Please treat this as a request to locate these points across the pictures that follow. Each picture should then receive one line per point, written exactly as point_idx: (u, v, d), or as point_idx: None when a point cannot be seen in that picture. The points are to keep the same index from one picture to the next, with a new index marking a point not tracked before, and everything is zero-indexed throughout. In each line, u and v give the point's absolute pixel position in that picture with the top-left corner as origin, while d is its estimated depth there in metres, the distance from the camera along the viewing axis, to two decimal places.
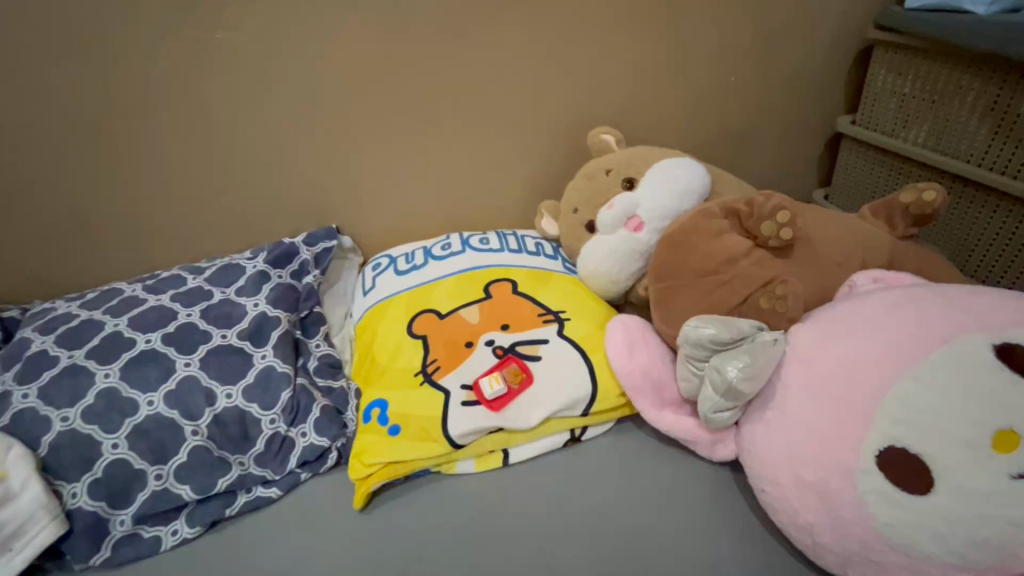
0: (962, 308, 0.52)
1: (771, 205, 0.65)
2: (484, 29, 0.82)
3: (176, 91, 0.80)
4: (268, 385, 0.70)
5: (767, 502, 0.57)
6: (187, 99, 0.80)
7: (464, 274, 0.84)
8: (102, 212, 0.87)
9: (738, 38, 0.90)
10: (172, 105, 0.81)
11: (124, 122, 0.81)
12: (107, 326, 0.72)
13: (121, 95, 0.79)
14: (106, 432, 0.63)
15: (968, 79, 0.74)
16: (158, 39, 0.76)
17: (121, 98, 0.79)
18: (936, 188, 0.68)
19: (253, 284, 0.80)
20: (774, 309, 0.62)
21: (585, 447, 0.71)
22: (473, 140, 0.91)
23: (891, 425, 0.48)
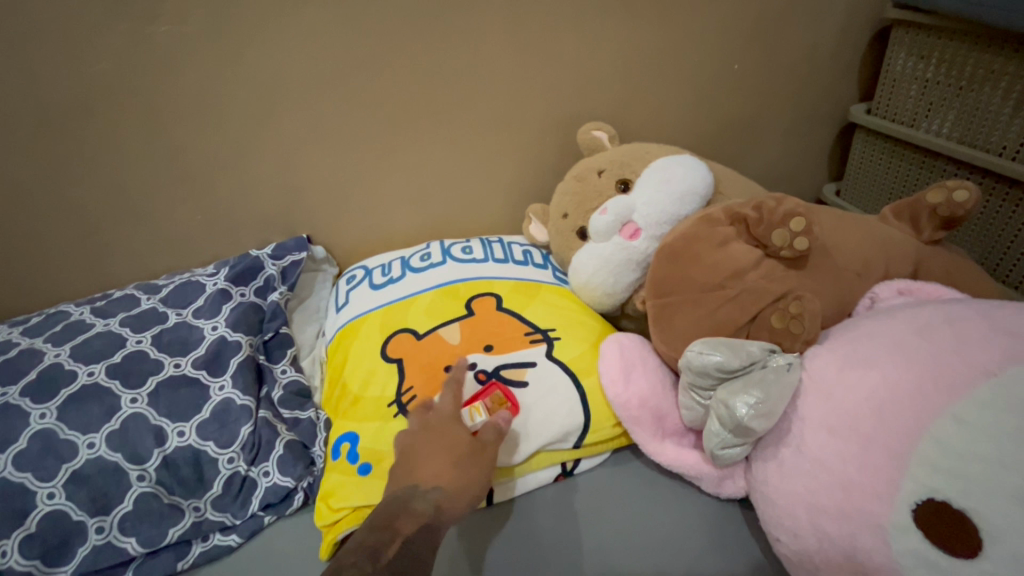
0: (1009, 330, 0.44)
1: (784, 210, 0.57)
2: (460, 17, 0.74)
3: (120, 94, 0.72)
4: (226, 420, 0.64)
5: (784, 553, 0.51)
6: (133, 102, 0.73)
7: (444, 287, 0.77)
8: (49, 228, 0.79)
9: (742, 22, 0.81)
10: (117, 109, 0.73)
11: (65, 130, 0.73)
12: (46, 357, 0.65)
13: (59, 100, 0.71)
14: (40, 480, 0.56)
15: (1000, 63, 0.66)
16: (94, 35, 0.68)
17: (59, 103, 0.71)
18: (970, 185, 0.60)
19: (211, 304, 0.73)
20: (788, 330, 0.55)
21: (578, 481, 0.64)
22: (453, 140, 0.83)
23: (929, 474, 0.41)
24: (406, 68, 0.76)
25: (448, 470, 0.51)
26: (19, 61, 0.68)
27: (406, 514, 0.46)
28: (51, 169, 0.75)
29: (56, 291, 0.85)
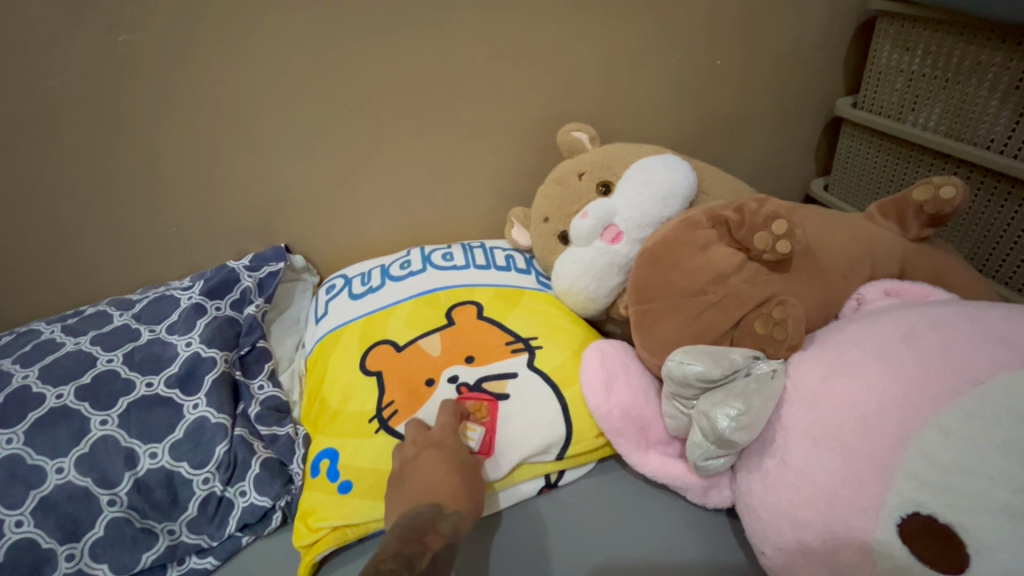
0: (996, 336, 0.42)
1: (765, 212, 0.55)
2: (432, 18, 0.72)
3: (83, 105, 0.70)
4: (200, 440, 0.62)
5: (770, 565, 0.50)
6: (97, 113, 0.70)
7: (423, 296, 0.75)
8: (18, 244, 0.77)
9: (723, 16, 0.79)
10: (81, 121, 0.71)
11: (28, 143, 0.71)
12: (15, 379, 0.64)
13: (20, 113, 0.69)
14: (7, 509, 0.55)
15: (987, 54, 0.65)
16: (51, 45, 0.66)
17: (20, 116, 0.69)
18: (957, 182, 0.58)
19: (185, 319, 0.72)
20: (773, 336, 0.54)
21: (563, 493, 0.62)
22: (430, 144, 0.81)
23: (913, 489, 0.40)
24: (379, 72, 0.74)
25: (457, 487, 0.51)
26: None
27: (433, 530, 0.45)
28: (15, 185, 0.73)
29: (29, 308, 0.83)
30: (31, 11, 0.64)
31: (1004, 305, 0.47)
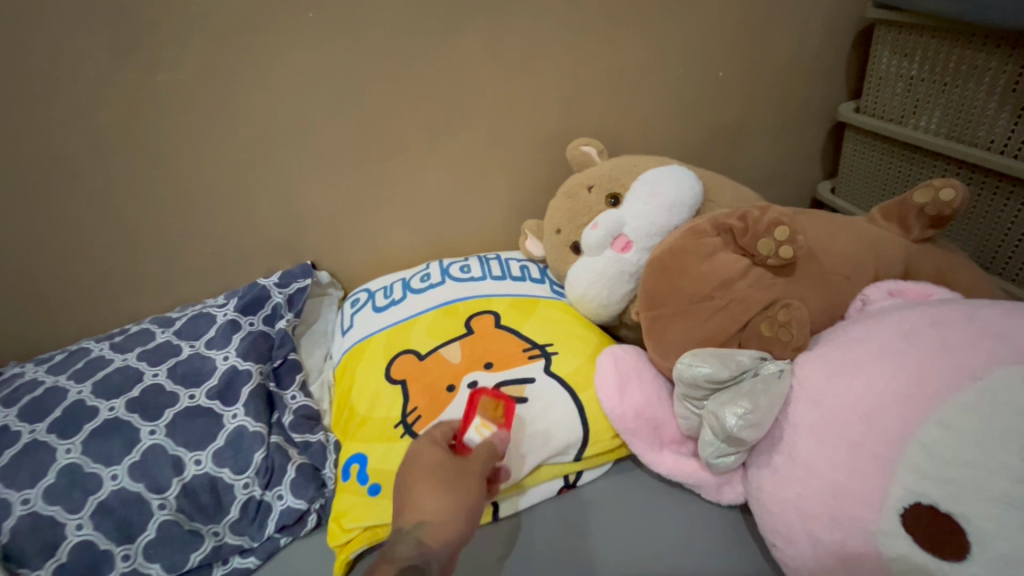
0: (994, 334, 0.44)
1: (768, 220, 0.58)
2: (444, 46, 0.76)
3: (129, 138, 0.76)
4: (240, 447, 0.66)
5: (781, 559, 0.52)
6: (140, 145, 0.76)
7: (443, 307, 0.79)
8: (69, 268, 0.83)
9: (722, 31, 0.83)
10: (126, 153, 0.77)
11: (79, 175, 0.77)
12: (70, 394, 0.69)
13: (72, 148, 0.75)
14: (69, 512, 0.60)
15: (984, 58, 0.66)
16: (100, 85, 0.72)
17: (72, 151, 0.75)
18: (956, 184, 0.60)
19: (222, 335, 0.77)
20: (778, 337, 0.56)
21: (581, 493, 0.65)
22: (446, 163, 0.85)
23: (916, 480, 0.42)
24: (396, 97, 0.79)
25: (431, 496, 0.49)
26: (31, 113, 0.72)
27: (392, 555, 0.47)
28: (63, 212, 0.79)
29: (73, 326, 0.88)
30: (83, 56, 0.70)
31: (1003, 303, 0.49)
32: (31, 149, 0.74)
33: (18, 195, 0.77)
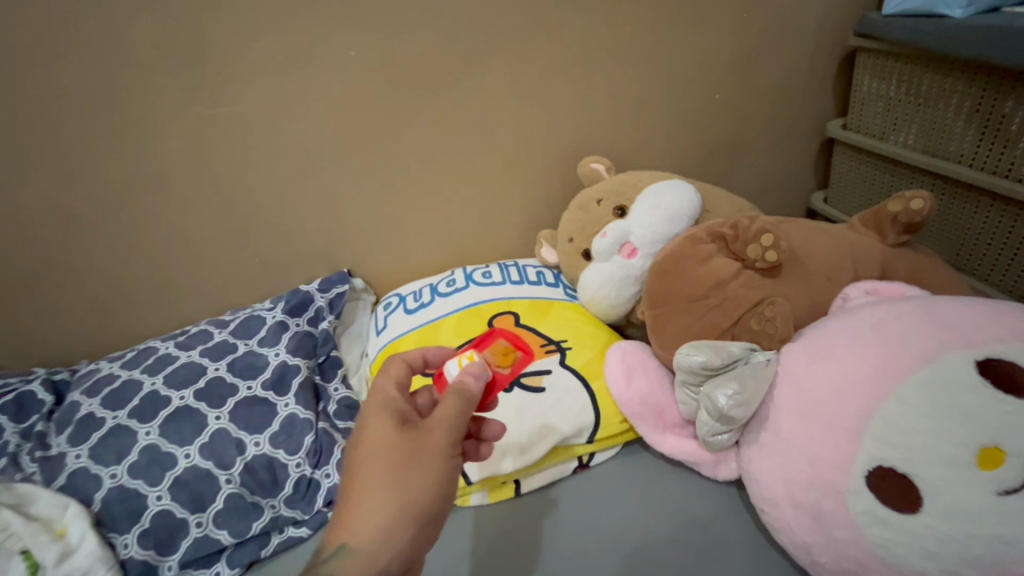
0: (947, 324, 0.52)
1: (756, 228, 0.66)
2: (471, 76, 0.84)
3: (187, 162, 0.82)
4: (293, 431, 0.76)
5: (767, 522, 0.59)
6: (197, 168, 0.83)
7: (468, 309, 0.88)
8: (126, 281, 0.90)
9: (718, 57, 0.92)
10: (182, 176, 0.83)
11: (140, 197, 0.83)
12: (145, 385, 0.79)
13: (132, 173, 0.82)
14: (150, 485, 0.69)
15: (951, 82, 0.74)
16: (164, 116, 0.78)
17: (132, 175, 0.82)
18: (924, 196, 0.67)
19: (273, 334, 0.86)
20: (765, 331, 0.64)
21: (594, 471, 0.74)
22: (470, 180, 0.94)
23: (878, 447, 0.50)
24: (429, 122, 0.86)
25: (361, 507, 0.45)
26: (99, 142, 0.78)
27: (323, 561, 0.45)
28: (125, 230, 0.86)
29: (127, 335, 0.95)
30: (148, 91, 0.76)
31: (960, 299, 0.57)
32: (98, 174, 0.80)
33: (84, 215, 0.83)
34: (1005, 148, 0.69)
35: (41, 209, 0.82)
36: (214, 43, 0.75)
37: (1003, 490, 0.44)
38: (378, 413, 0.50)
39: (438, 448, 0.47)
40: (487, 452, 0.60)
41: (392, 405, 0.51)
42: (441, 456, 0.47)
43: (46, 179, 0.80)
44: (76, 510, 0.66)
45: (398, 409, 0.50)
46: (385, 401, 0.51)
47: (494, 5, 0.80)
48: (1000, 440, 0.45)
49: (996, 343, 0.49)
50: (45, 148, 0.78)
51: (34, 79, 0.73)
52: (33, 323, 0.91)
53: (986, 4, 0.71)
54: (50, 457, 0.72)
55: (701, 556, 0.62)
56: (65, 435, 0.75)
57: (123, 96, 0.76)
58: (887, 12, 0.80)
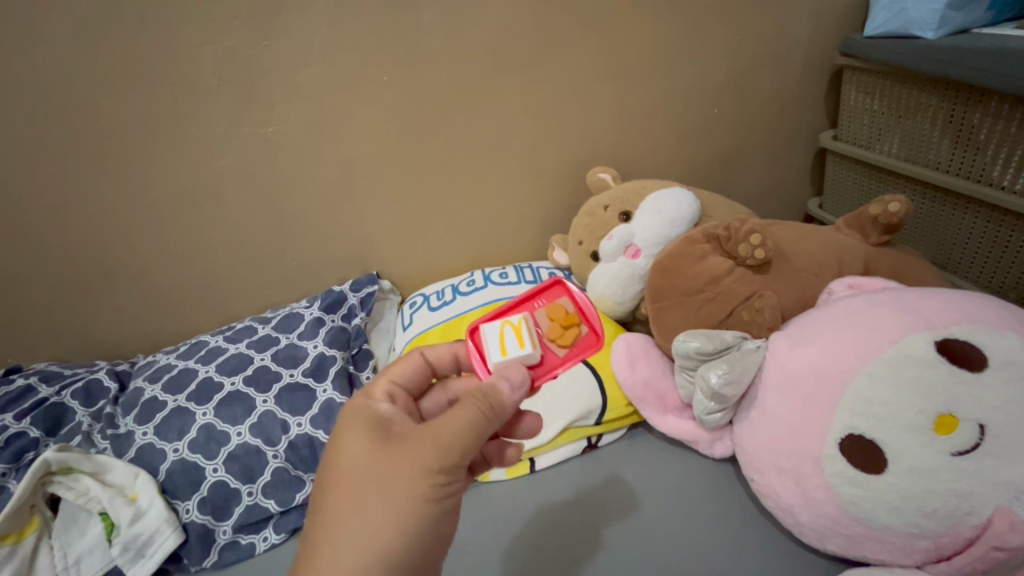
0: (913, 310, 0.58)
1: (746, 229, 0.74)
2: (490, 95, 0.94)
3: (237, 177, 0.91)
4: (330, 414, 0.84)
5: (757, 489, 0.66)
6: (245, 182, 0.92)
7: (487, 306, 0.96)
8: (179, 283, 1.00)
9: (714, 76, 1.01)
10: (232, 189, 0.92)
11: (194, 208, 0.93)
12: (199, 372, 0.89)
13: (188, 186, 0.91)
14: (208, 459, 0.79)
15: (926, 96, 0.81)
16: (218, 137, 0.87)
17: (187, 189, 0.91)
18: (900, 200, 0.74)
19: (311, 329, 0.95)
20: (754, 320, 0.71)
21: (602, 451, 0.81)
22: (489, 189, 1.03)
23: (850, 417, 0.57)
24: (452, 137, 0.96)
25: (341, 536, 0.44)
26: (160, 160, 0.87)
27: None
28: (179, 238, 0.95)
29: (179, 331, 1.05)
30: (204, 115, 0.85)
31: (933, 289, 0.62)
32: (158, 188, 0.90)
33: (144, 225, 0.92)
34: (976, 156, 0.76)
35: (106, 219, 0.91)
36: (265, 68, 0.83)
37: (957, 451, 0.51)
38: (361, 419, 0.51)
39: (412, 469, 0.46)
40: (513, 455, 0.59)
41: (376, 411, 0.52)
42: (417, 478, 0.45)
43: (111, 193, 0.89)
44: (145, 479, 0.76)
45: (380, 414, 0.52)
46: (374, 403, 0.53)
47: (512, 31, 0.89)
48: (954, 409, 0.51)
49: (953, 325, 0.55)
50: (112, 166, 0.87)
51: (105, 104, 0.82)
52: (96, 320, 1.01)
53: (956, 26, 0.79)
54: (120, 435, 0.82)
55: (697, 522, 0.70)
56: (132, 415, 0.85)
57: (183, 119, 0.85)
58: (868, 34, 0.88)
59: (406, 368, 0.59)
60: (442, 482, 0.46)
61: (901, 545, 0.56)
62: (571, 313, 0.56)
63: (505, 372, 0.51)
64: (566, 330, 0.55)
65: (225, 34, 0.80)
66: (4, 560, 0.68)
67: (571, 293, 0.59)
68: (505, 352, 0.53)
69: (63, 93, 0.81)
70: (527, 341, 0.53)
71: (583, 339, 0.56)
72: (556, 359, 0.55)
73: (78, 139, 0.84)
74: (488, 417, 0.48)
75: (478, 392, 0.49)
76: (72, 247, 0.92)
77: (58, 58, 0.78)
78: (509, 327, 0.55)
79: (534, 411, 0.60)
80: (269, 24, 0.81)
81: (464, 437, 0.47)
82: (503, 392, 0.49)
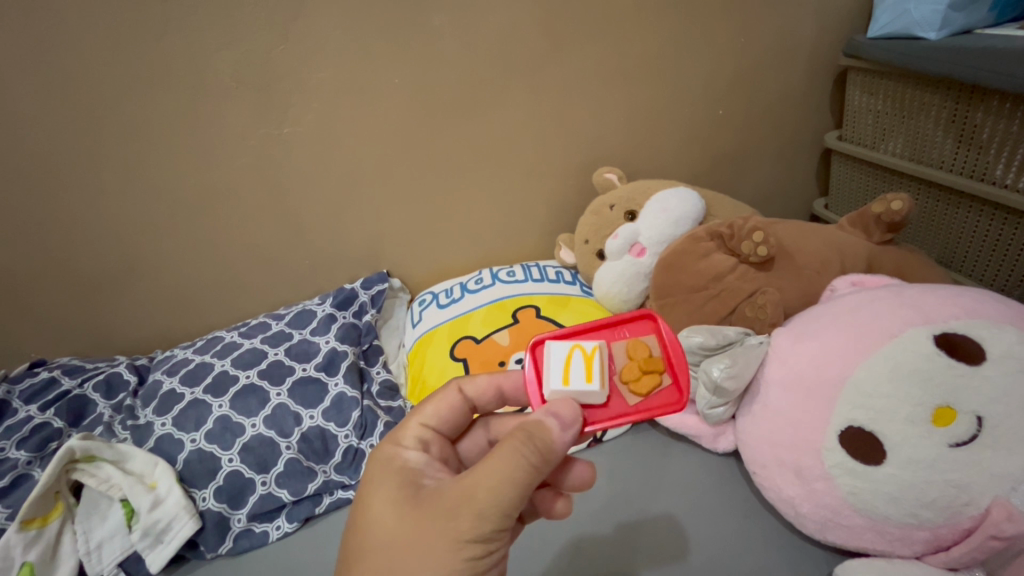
0: (912, 304, 0.59)
1: (748, 226, 0.75)
2: (499, 97, 0.96)
3: (253, 176, 0.94)
4: (342, 407, 0.87)
5: (759, 482, 0.67)
6: (261, 181, 0.95)
7: (494, 303, 0.98)
8: (196, 281, 1.03)
9: (719, 78, 1.02)
10: (248, 188, 0.95)
11: (211, 207, 0.96)
12: (215, 366, 0.91)
13: (206, 186, 0.94)
14: (223, 449, 0.82)
15: (928, 96, 0.82)
16: (237, 138, 0.90)
17: (205, 188, 0.94)
18: (903, 198, 0.74)
19: (323, 325, 0.98)
20: (757, 316, 0.71)
21: (607, 445, 0.83)
22: (497, 189, 1.05)
23: (850, 409, 0.58)
24: (462, 137, 0.98)
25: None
26: (181, 159, 0.91)
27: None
28: (198, 236, 0.98)
29: (196, 327, 1.08)
30: (224, 116, 0.88)
31: (934, 285, 0.63)
32: (179, 187, 0.93)
33: (164, 223, 0.96)
34: (980, 154, 0.76)
35: (129, 217, 0.94)
36: (281, 71, 0.86)
37: (955, 442, 0.52)
38: (389, 473, 0.47)
39: (444, 536, 0.40)
40: (563, 510, 0.53)
41: (405, 463, 0.48)
42: (452, 545, 0.40)
43: (135, 192, 0.92)
44: (163, 467, 0.79)
45: (408, 467, 0.47)
46: (402, 453, 0.49)
47: (520, 34, 0.91)
48: (952, 401, 0.53)
49: (951, 319, 0.56)
50: (135, 165, 0.90)
51: (129, 106, 0.85)
52: (115, 317, 1.04)
53: (958, 27, 0.80)
54: (140, 425, 0.86)
55: (700, 514, 0.71)
56: (151, 407, 0.88)
57: (203, 120, 0.88)
58: (871, 35, 0.90)
59: (439, 409, 0.54)
60: (481, 550, 0.41)
61: (900, 536, 0.57)
62: (654, 357, 0.51)
63: (555, 407, 0.46)
64: (644, 375, 0.50)
65: (243, 38, 0.83)
66: (29, 544, 0.71)
67: (660, 331, 0.52)
68: (567, 382, 0.48)
69: (87, 96, 0.84)
70: (596, 377, 0.48)
71: (662, 391, 0.50)
72: (624, 405, 0.49)
73: (101, 140, 0.87)
74: (533, 466, 0.42)
75: (523, 434, 0.43)
76: (94, 244, 0.95)
77: (84, 63, 0.81)
78: (579, 355, 0.50)
79: (586, 461, 0.53)
80: (286, 28, 0.84)
81: (505, 495, 0.41)
82: (552, 431, 0.44)
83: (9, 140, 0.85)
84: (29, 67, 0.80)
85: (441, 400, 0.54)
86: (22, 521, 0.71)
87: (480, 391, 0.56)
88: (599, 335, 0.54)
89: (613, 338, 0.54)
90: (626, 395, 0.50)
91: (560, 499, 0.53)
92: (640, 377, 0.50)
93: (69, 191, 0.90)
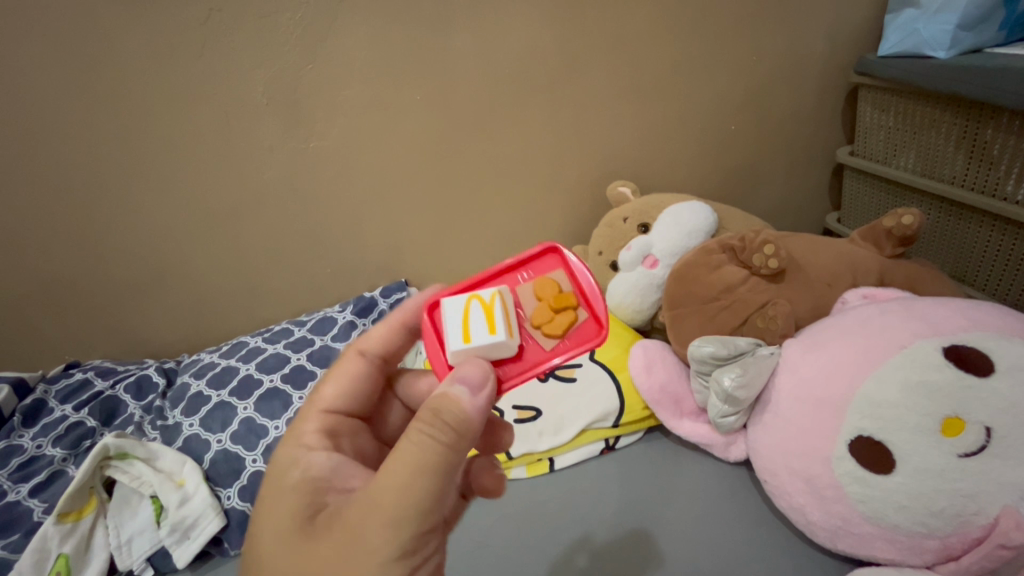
0: (922, 317, 0.60)
1: (760, 239, 0.76)
2: (517, 113, 0.99)
3: (282, 188, 0.98)
4: None
5: (770, 491, 0.68)
6: (289, 193, 0.99)
7: None
8: (223, 288, 1.07)
9: (731, 94, 1.05)
10: (277, 198, 0.99)
11: (241, 216, 1.00)
12: (240, 370, 0.95)
13: (237, 196, 0.98)
14: (248, 450, 0.84)
15: (939, 113, 0.84)
16: (269, 152, 0.95)
17: (236, 198, 0.98)
18: (914, 213, 0.75)
19: (344, 331, 1.01)
20: (768, 327, 0.73)
21: (619, 453, 0.84)
22: (515, 201, 1.08)
23: (859, 419, 0.59)
24: (481, 151, 1.01)
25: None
26: (215, 170, 0.95)
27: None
28: (229, 244, 1.02)
29: (221, 333, 1.12)
30: (258, 132, 0.93)
31: (944, 298, 0.64)
32: (212, 198, 0.97)
33: (196, 232, 1.00)
34: (991, 170, 0.78)
35: (164, 226, 0.99)
36: (310, 89, 0.91)
37: (965, 452, 0.53)
38: (294, 489, 0.45)
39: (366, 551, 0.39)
40: (491, 485, 0.54)
41: (305, 471, 0.46)
42: (384, 561, 0.39)
43: (171, 203, 0.97)
44: (191, 466, 0.82)
45: (316, 485, 0.45)
46: (306, 456, 0.48)
47: (539, 54, 0.95)
48: (961, 412, 0.54)
49: (960, 332, 0.57)
50: (172, 176, 0.95)
51: (171, 121, 0.90)
52: (146, 321, 1.08)
53: (968, 46, 0.82)
54: (169, 426, 0.90)
55: (710, 522, 0.72)
56: (179, 408, 0.92)
57: (237, 134, 0.93)
58: (881, 54, 0.92)
59: (337, 387, 0.55)
60: (416, 550, 0.40)
61: (910, 545, 0.58)
62: (564, 293, 0.49)
63: (463, 372, 0.45)
64: (557, 314, 0.48)
65: (277, 58, 0.88)
66: (65, 536, 0.74)
67: (569, 268, 0.51)
68: (468, 339, 0.46)
69: (133, 112, 0.89)
70: (500, 326, 0.46)
71: (580, 326, 0.49)
72: (539, 351, 0.48)
73: (142, 152, 0.92)
74: (447, 446, 0.41)
75: (427, 413, 0.41)
76: (129, 252, 1.00)
77: (129, 81, 0.87)
78: (480, 308, 0.48)
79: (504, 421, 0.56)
80: (317, 49, 0.88)
81: (420, 486, 0.40)
82: (461, 399, 0.43)
83: (61, 153, 0.90)
84: (81, 85, 0.86)
85: (343, 371, 0.55)
86: (59, 514, 0.75)
87: (383, 345, 0.57)
88: (504, 280, 0.52)
89: (518, 280, 0.52)
90: (540, 339, 0.49)
91: (492, 473, 0.55)
92: (552, 317, 0.48)
93: (109, 201, 0.95)
